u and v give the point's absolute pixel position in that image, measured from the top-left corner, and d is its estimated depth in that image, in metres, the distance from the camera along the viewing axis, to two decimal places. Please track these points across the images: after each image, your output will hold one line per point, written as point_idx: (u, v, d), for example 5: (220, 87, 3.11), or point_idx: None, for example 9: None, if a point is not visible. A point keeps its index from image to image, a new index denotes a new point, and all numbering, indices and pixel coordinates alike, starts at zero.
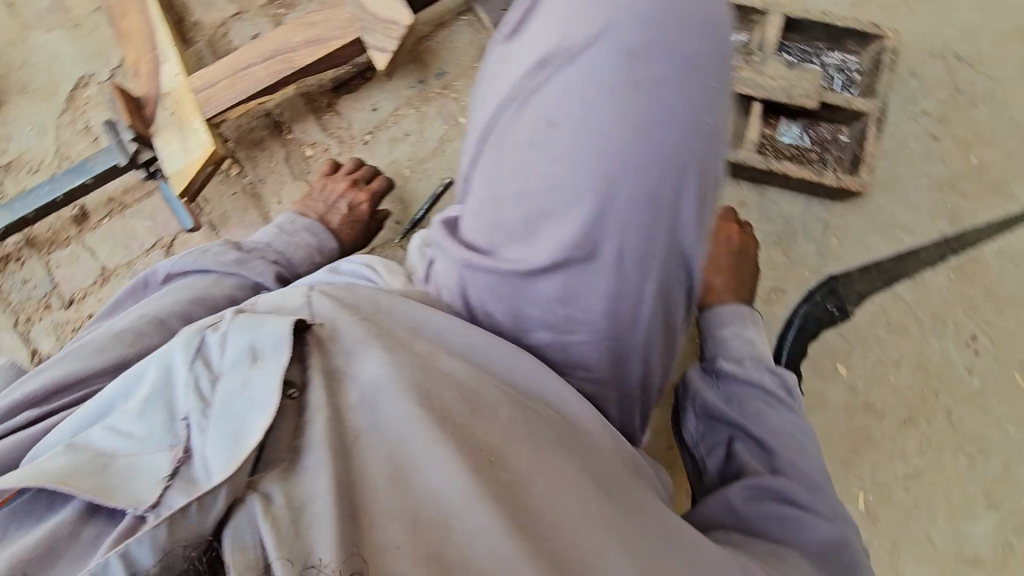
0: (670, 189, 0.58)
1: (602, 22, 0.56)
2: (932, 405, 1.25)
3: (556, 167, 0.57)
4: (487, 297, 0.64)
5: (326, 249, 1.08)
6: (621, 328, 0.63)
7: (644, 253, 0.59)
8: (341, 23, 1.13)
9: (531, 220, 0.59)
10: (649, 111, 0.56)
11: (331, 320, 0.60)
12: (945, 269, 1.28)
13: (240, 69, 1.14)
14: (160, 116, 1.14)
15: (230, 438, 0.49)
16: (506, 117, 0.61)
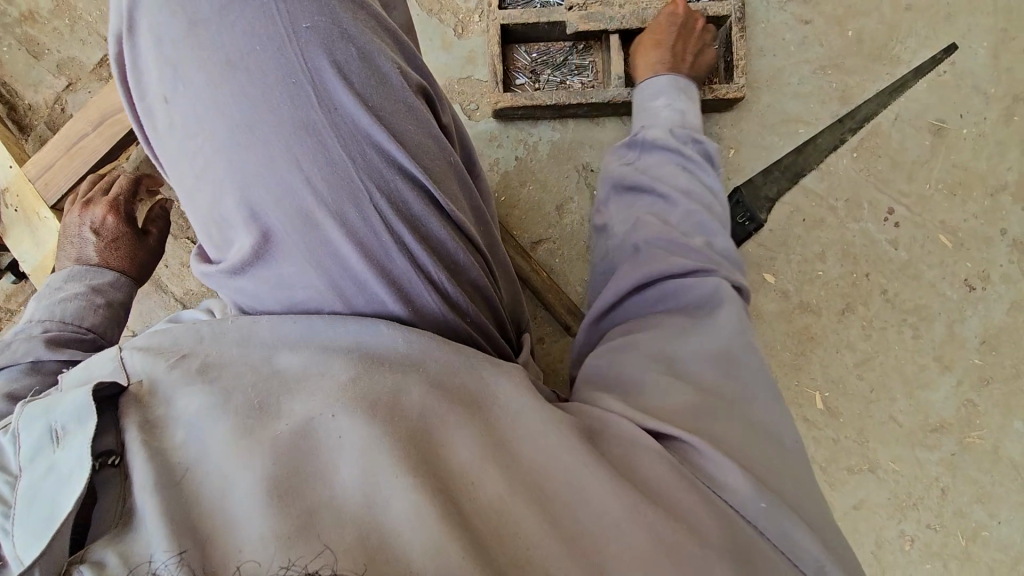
0: (318, 117, 0.63)
1: (177, 33, 0.62)
2: (866, 287, 1.23)
3: (224, 150, 0.62)
4: (260, 294, 0.65)
5: (103, 290, 0.89)
6: (373, 257, 0.63)
7: (344, 189, 0.63)
8: None
9: (232, 209, 0.63)
10: (260, 78, 0.62)
11: (149, 374, 0.54)
12: (846, 150, 1.25)
13: (75, 142, 1.07)
14: (5, 215, 1.08)
15: (37, 536, 0.46)
16: (172, 150, 0.65)
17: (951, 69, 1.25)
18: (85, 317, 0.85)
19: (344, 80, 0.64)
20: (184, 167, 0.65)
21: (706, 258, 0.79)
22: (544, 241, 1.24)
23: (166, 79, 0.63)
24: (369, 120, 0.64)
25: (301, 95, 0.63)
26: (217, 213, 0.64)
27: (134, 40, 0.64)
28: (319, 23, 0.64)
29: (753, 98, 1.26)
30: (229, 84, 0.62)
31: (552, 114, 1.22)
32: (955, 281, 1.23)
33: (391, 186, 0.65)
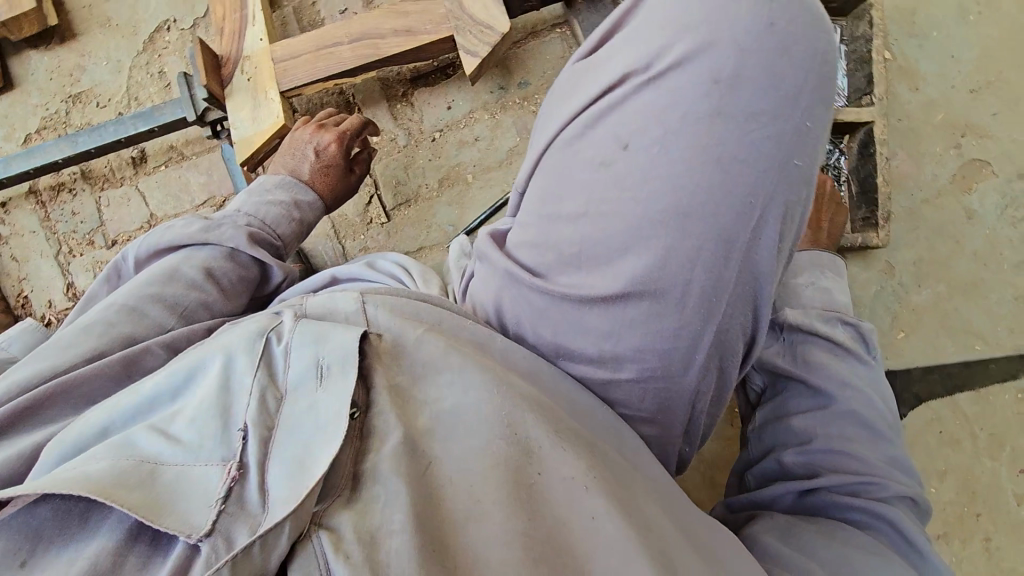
0: (743, 235, 0.50)
1: (701, 91, 0.48)
2: (971, 527, 1.17)
3: (638, 213, 0.49)
4: (541, 323, 0.57)
5: (302, 208, 0.96)
6: (671, 372, 0.55)
7: (711, 300, 0.51)
8: (435, 18, 1.08)
9: (586, 262, 0.52)
10: (723, 141, 0.48)
11: (394, 333, 0.58)
12: (1015, 387, 1.19)
13: (326, 46, 1.10)
14: (236, 79, 1.11)
15: (292, 466, 0.47)
16: (562, 163, 0.53)
17: None
18: (280, 226, 0.92)
19: (782, 225, 0.51)
20: (567, 185, 0.52)
21: (881, 466, 0.69)
22: None
23: (641, 111, 0.49)
24: (774, 267, 0.52)
25: (747, 215, 0.49)
26: (558, 217, 0.53)
27: (634, 70, 0.50)
28: (808, 164, 0.51)
29: (946, 295, 1.21)
30: (709, 165, 0.48)
31: None
32: None
33: (734, 327, 0.54)
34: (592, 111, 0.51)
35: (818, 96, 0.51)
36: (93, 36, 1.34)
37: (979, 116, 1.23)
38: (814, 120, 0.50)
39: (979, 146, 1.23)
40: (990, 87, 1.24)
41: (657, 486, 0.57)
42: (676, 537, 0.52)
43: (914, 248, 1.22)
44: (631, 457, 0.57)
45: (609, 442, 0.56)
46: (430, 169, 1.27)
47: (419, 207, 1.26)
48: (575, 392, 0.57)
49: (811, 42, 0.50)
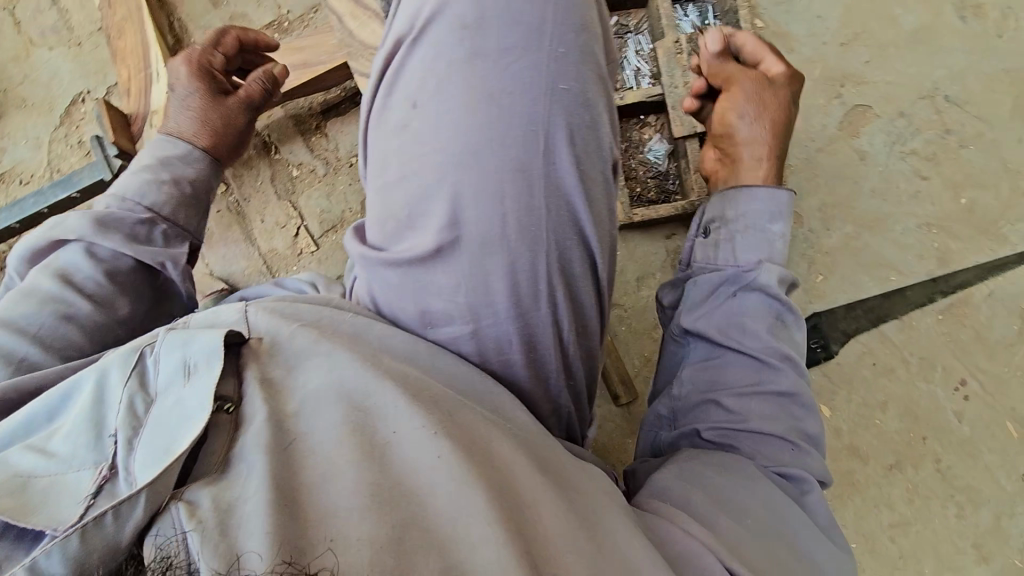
0: (536, 164, 0.58)
1: (454, 39, 0.57)
2: (920, 451, 1.20)
3: (442, 158, 0.57)
4: (402, 292, 0.61)
5: (187, 181, 0.93)
6: (524, 309, 0.59)
7: (531, 229, 0.58)
8: (328, 49, 1.14)
9: (417, 220, 0.59)
10: (493, 85, 0.57)
11: (272, 334, 0.59)
12: (933, 310, 1.24)
13: None
14: (147, 133, 1.16)
15: (159, 451, 0.47)
16: (383, 136, 0.61)
17: None
18: (176, 216, 0.89)
19: (570, 141, 0.59)
20: (390, 156, 0.60)
21: (799, 446, 0.70)
22: (616, 306, 1.26)
23: (419, 70, 0.58)
24: (576, 184, 0.60)
25: (533, 140, 0.58)
26: (388, 190, 0.60)
27: (405, 38, 0.60)
28: (574, 86, 0.59)
29: (853, 234, 1.27)
30: (482, 105, 0.56)
31: (653, 191, 1.26)
32: (1013, 474, 1.19)
33: (572, 255, 0.61)
34: (387, 79, 0.61)
35: (569, 26, 0.60)
36: (10, 118, 1.38)
37: (853, 66, 1.33)
38: (568, 46, 0.59)
39: (858, 93, 1.32)
40: (858, 39, 1.33)
41: (531, 440, 0.57)
42: (541, 478, 0.53)
43: (817, 195, 1.29)
44: (499, 411, 0.58)
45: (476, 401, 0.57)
46: (352, 193, 1.32)
47: (346, 231, 1.31)
48: (441, 356, 0.60)
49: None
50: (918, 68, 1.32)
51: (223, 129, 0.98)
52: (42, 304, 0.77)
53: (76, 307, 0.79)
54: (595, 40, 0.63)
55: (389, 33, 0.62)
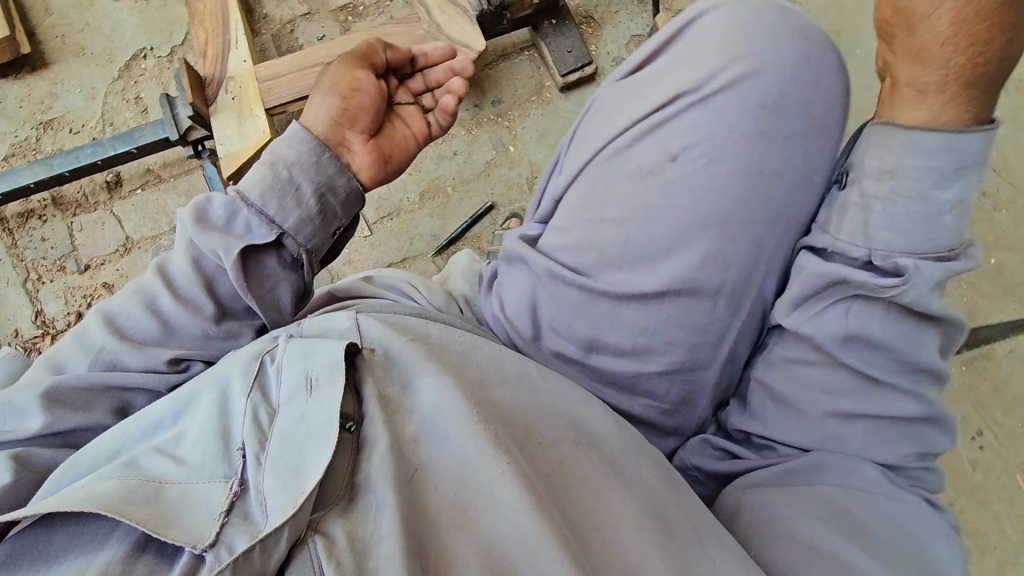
0: (771, 242, 0.62)
1: (747, 113, 0.61)
2: None
3: (670, 214, 0.62)
4: (578, 317, 0.66)
5: (337, 189, 0.75)
6: (699, 364, 0.65)
7: (735, 298, 0.62)
8: (414, 39, 1.17)
9: (627, 263, 0.64)
10: (755, 150, 0.61)
11: (383, 346, 0.65)
12: (957, 361, 1.31)
13: (310, 65, 1.16)
14: (221, 98, 1.14)
15: (284, 479, 0.52)
16: (603, 177, 0.65)
17: None
18: (302, 233, 0.72)
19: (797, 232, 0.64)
20: (605, 197, 0.64)
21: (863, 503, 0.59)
22: None
23: (690, 129, 0.61)
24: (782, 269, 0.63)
25: (775, 221, 0.62)
26: (600, 217, 0.64)
27: (685, 90, 0.63)
28: (825, 187, 0.64)
29: None
30: (746, 176, 0.60)
31: None
32: (1019, 524, 1.24)
33: (752, 328, 0.65)
34: (646, 124, 0.64)
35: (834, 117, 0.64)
36: (66, 64, 1.35)
37: None
38: (833, 152, 0.64)
39: None
40: None
41: (643, 490, 0.61)
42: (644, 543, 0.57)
43: None
44: (618, 455, 0.63)
45: (587, 448, 0.62)
46: (411, 184, 1.32)
47: (401, 220, 1.31)
48: (562, 394, 0.66)
49: (830, 73, 0.63)
50: None
51: (381, 121, 0.85)
52: (140, 291, 0.70)
53: (166, 304, 0.70)
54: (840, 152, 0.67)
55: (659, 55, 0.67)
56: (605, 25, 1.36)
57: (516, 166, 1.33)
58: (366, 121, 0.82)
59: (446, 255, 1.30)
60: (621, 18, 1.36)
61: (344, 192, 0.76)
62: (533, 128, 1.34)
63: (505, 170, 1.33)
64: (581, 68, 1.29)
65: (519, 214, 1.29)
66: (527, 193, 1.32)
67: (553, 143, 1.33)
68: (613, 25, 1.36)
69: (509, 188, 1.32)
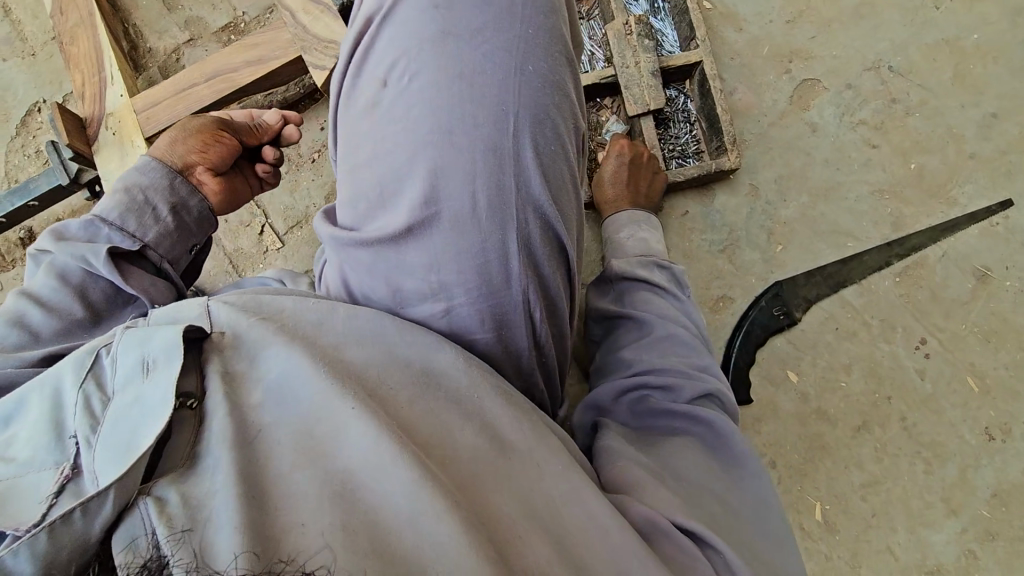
0: (508, 138, 0.57)
1: (427, 20, 0.58)
2: (885, 410, 1.23)
3: (405, 137, 0.57)
4: (371, 271, 0.60)
5: (189, 208, 0.86)
6: (491, 286, 0.57)
7: (500, 204, 0.56)
8: (282, 44, 1.16)
9: (389, 202, 0.58)
10: (457, 58, 0.57)
11: (232, 327, 0.56)
12: (890, 273, 1.27)
13: (183, 88, 1.16)
14: (103, 135, 1.16)
15: (116, 451, 0.45)
16: (350, 130, 0.62)
17: (1004, 222, 1.29)
18: (161, 245, 0.83)
19: (535, 132, 0.58)
20: (357, 147, 0.61)
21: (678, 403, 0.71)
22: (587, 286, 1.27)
23: (391, 57, 0.59)
24: (539, 168, 0.57)
25: (505, 120, 0.57)
26: (358, 168, 0.60)
27: (377, 26, 0.61)
28: (543, 68, 0.60)
29: (810, 205, 1.30)
30: (451, 82, 0.56)
31: None
32: (976, 427, 1.21)
33: (532, 232, 0.58)
34: (360, 64, 0.62)
35: (538, 12, 0.61)
36: None
37: (798, 42, 1.37)
38: (537, 29, 0.60)
39: (806, 67, 1.36)
40: (804, 15, 1.37)
41: (496, 427, 0.54)
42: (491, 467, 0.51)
43: (773, 167, 1.31)
44: (468, 394, 0.55)
45: (443, 387, 0.55)
46: (315, 189, 1.32)
47: (310, 226, 1.31)
48: (426, 347, 0.57)
49: None
50: (861, 40, 1.36)
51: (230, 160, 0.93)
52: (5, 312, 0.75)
53: (35, 316, 0.75)
54: (559, 34, 0.63)
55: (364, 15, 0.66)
56: None
57: None
58: (216, 159, 0.91)
59: None
60: None
61: (193, 211, 0.87)
62: None
63: None
64: None
65: None
66: None
67: None
68: None
69: None
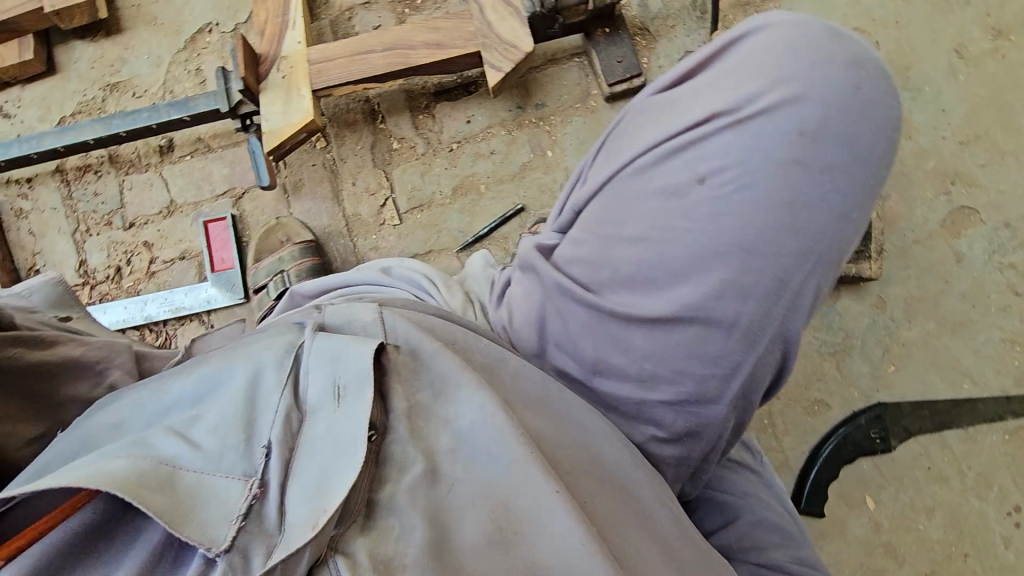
0: (798, 277, 0.54)
1: (784, 137, 0.53)
2: (958, 567, 1.16)
3: (698, 239, 0.54)
4: (585, 340, 0.59)
5: None
6: (705, 398, 0.57)
7: (756, 336, 0.55)
8: (464, 35, 1.17)
9: (641, 286, 0.56)
10: (794, 184, 0.53)
11: (409, 346, 0.64)
12: (1002, 428, 1.20)
13: (359, 52, 1.18)
14: (273, 75, 1.18)
15: (309, 491, 0.53)
16: (626, 191, 0.57)
17: None
18: None
19: (821, 281, 0.56)
20: (627, 212, 0.56)
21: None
22: None
23: (719, 152, 0.54)
24: (806, 314, 0.56)
25: (805, 260, 0.54)
26: (616, 235, 0.57)
27: (719, 111, 0.55)
28: (861, 221, 0.57)
29: (935, 333, 1.24)
30: (777, 207, 0.53)
31: None
32: None
33: (766, 365, 0.57)
34: (677, 136, 0.56)
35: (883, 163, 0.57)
36: (138, 32, 1.42)
37: (966, 166, 1.30)
38: (875, 182, 0.56)
39: (968, 194, 1.29)
40: (979, 140, 1.31)
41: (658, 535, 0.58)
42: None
43: (905, 285, 1.26)
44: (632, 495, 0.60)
45: (619, 485, 0.59)
46: (445, 178, 1.33)
47: (431, 212, 1.32)
48: (591, 438, 0.61)
49: (882, 109, 0.56)
50: None
51: None
52: None
53: None
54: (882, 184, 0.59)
55: (701, 68, 0.60)
56: (660, 38, 1.33)
57: (551, 171, 1.32)
58: None
59: (470, 253, 1.30)
60: (677, 33, 1.33)
61: None
62: (574, 135, 1.32)
63: (539, 175, 1.32)
64: (629, 79, 1.29)
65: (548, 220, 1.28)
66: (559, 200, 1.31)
67: None
68: (668, 38, 1.33)
69: (541, 193, 1.31)
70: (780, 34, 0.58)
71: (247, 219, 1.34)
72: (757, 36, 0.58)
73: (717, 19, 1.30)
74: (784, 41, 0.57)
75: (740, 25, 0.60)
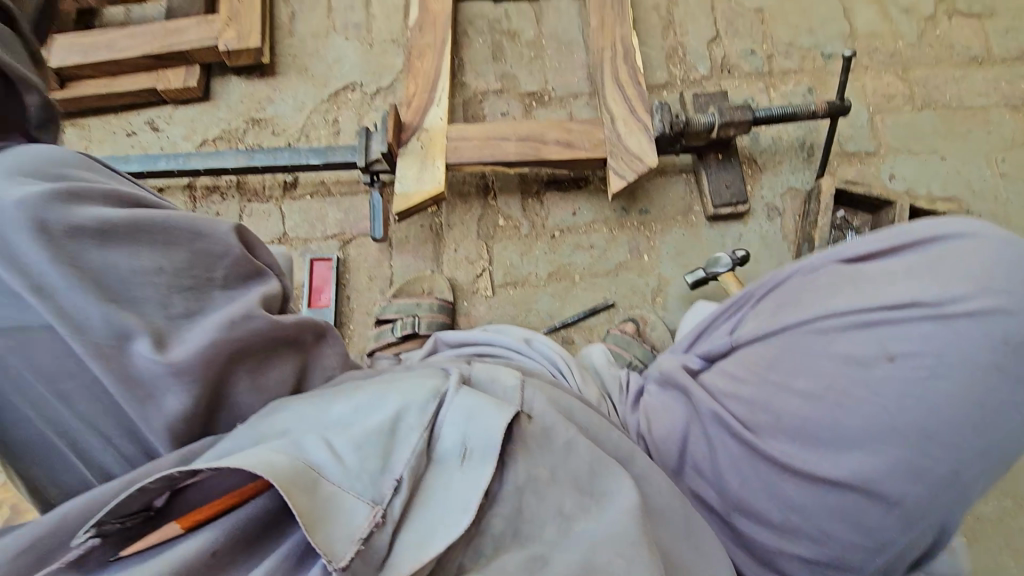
0: (968, 472, 0.63)
1: (988, 346, 0.61)
2: None
3: (883, 418, 0.62)
4: (741, 475, 0.71)
5: None
6: (847, 554, 0.67)
7: (914, 514, 0.64)
8: (593, 140, 1.27)
9: (808, 441, 0.66)
10: (986, 388, 0.61)
11: (541, 420, 0.69)
12: None
13: (494, 137, 1.27)
14: (412, 143, 1.28)
15: (420, 535, 0.59)
16: (802, 351, 0.68)
17: None
18: None
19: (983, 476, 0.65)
20: (799, 368, 0.67)
21: None
22: None
23: (918, 341, 0.62)
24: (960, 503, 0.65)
25: (978, 458, 0.62)
26: (789, 389, 0.68)
27: (921, 301, 0.62)
28: None
29: (1011, 512, 1.21)
30: (967, 406, 0.61)
31: None
32: None
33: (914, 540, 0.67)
34: (871, 317, 0.64)
35: None
36: (289, 78, 1.56)
37: None
38: None
39: None
40: None
41: None
42: None
43: None
44: None
45: None
46: (544, 262, 1.39)
47: (524, 290, 1.37)
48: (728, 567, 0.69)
49: None
50: None
51: None
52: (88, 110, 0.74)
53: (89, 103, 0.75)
54: None
55: (896, 255, 0.69)
56: (766, 170, 1.41)
57: (644, 274, 1.37)
58: None
59: (555, 337, 1.34)
60: (783, 169, 1.41)
61: None
62: (671, 245, 1.38)
63: (633, 275, 1.37)
64: (734, 204, 1.36)
65: (636, 321, 1.31)
66: (648, 303, 1.35)
67: (686, 265, 1.37)
68: (774, 172, 1.41)
69: (632, 293, 1.36)
70: (986, 244, 0.65)
71: (350, 264, 1.41)
72: (961, 240, 0.66)
73: (825, 165, 1.38)
74: (988, 251, 0.64)
75: (947, 226, 0.68)
